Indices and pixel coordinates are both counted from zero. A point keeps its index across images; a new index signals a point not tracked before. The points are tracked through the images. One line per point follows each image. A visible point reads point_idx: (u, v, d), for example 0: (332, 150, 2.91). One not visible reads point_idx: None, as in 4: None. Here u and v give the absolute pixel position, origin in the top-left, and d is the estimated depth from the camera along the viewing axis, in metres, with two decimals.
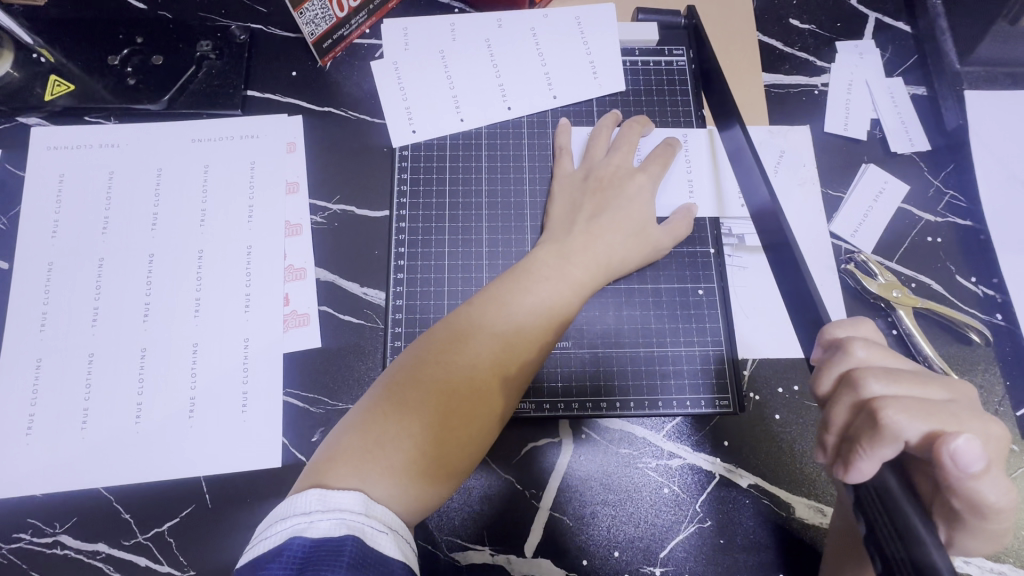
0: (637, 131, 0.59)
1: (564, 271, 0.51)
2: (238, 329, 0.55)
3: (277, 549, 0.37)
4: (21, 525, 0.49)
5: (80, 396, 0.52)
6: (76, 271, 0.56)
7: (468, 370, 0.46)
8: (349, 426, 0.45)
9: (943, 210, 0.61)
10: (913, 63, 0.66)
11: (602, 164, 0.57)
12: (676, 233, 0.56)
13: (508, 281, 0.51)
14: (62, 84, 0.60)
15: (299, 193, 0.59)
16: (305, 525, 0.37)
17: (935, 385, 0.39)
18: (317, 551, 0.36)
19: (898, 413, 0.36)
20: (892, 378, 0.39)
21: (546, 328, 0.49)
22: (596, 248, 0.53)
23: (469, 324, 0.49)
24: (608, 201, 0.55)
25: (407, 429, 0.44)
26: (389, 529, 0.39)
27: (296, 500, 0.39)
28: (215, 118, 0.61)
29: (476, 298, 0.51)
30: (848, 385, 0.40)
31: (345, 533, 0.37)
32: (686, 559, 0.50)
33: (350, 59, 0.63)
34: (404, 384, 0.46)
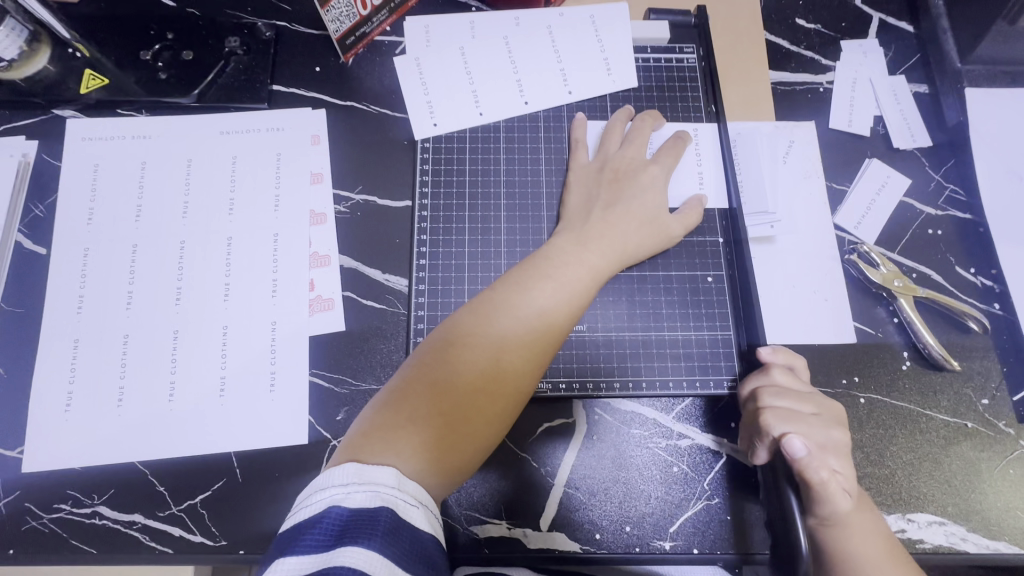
0: (649, 125, 0.61)
1: (581, 258, 0.54)
2: (266, 313, 0.57)
3: (316, 517, 0.39)
4: (61, 497, 0.52)
5: (115, 375, 0.55)
6: (111, 257, 0.58)
7: (494, 351, 0.49)
8: (380, 404, 0.47)
9: (944, 203, 0.64)
10: (916, 62, 0.69)
11: (617, 156, 0.60)
12: (687, 223, 0.58)
13: (528, 268, 0.53)
14: (96, 77, 0.63)
15: (323, 183, 0.61)
16: (343, 495, 0.39)
17: (811, 402, 0.51)
18: (354, 521, 0.38)
19: (773, 417, 0.49)
20: (785, 394, 0.51)
21: (566, 313, 0.51)
22: (611, 235, 0.55)
23: (492, 308, 0.51)
24: (622, 192, 0.57)
25: (436, 407, 0.46)
26: (420, 503, 0.41)
27: (333, 472, 0.41)
28: (243, 111, 0.64)
29: (497, 285, 0.53)
30: (753, 397, 0.52)
31: (380, 504, 0.39)
32: (695, 534, 0.52)
33: (372, 55, 0.66)
34: (432, 366, 0.48)
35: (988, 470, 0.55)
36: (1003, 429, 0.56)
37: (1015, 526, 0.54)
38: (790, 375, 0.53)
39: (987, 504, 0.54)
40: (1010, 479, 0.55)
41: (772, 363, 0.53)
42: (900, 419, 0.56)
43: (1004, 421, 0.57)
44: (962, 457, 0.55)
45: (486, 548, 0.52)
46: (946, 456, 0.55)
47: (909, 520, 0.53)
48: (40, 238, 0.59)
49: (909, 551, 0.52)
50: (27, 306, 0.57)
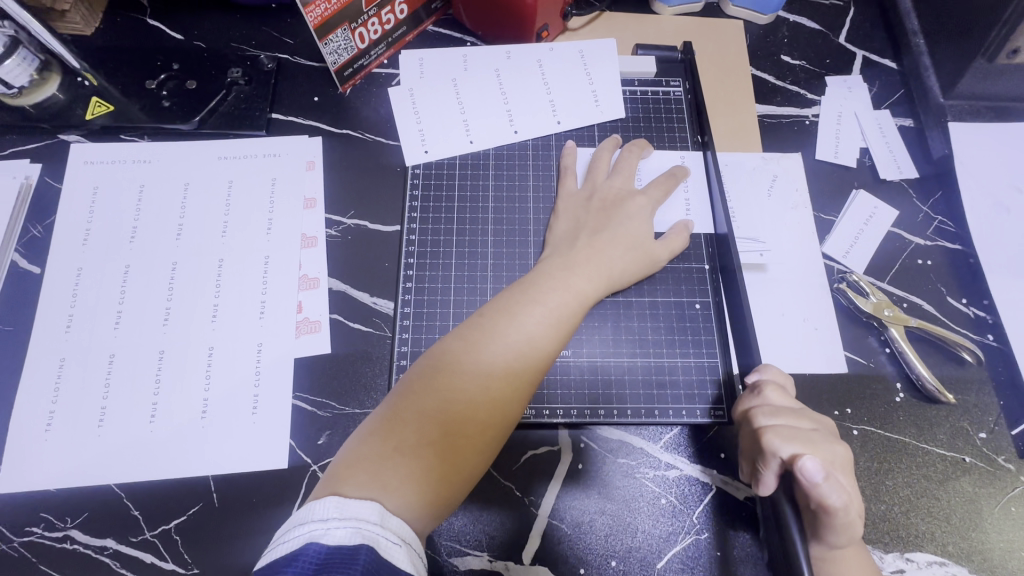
0: (637, 154, 0.62)
1: (568, 282, 0.54)
2: (252, 334, 0.57)
3: (294, 554, 0.38)
4: (33, 519, 0.51)
5: (98, 394, 0.55)
6: (103, 277, 0.59)
7: (483, 378, 0.48)
8: (364, 433, 0.46)
9: (932, 234, 0.64)
10: (900, 97, 0.71)
11: (606, 186, 0.60)
12: (672, 248, 0.58)
13: (517, 293, 0.53)
14: (102, 105, 0.65)
15: (316, 209, 0.62)
16: (322, 531, 0.38)
17: (808, 418, 0.49)
18: (333, 558, 0.37)
19: (774, 438, 0.46)
20: (782, 414, 0.48)
21: (555, 337, 0.51)
22: (598, 260, 0.55)
23: (481, 334, 0.50)
24: (609, 219, 0.58)
25: (422, 437, 0.46)
26: (402, 542, 0.40)
27: (313, 507, 0.40)
28: (242, 137, 0.65)
29: (485, 311, 0.53)
30: (748, 419, 0.50)
31: (360, 541, 0.38)
32: (683, 571, 0.50)
33: (369, 87, 0.68)
34: (419, 394, 0.48)
35: (989, 506, 0.53)
36: (1004, 464, 0.55)
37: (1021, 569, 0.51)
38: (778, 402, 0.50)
39: (990, 544, 0.52)
40: (1012, 517, 0.53)
41: (763, 383, 0.51)
42: (895, 452, 0.55)
43: (1003, 456, 0.55)
44: (962, 494, 0.54)
45: None
46: (944, 492, 0.53)
47: (908, 560, 0.51)
48: (36, 258, 0.60)
49: None
50: (16, 324, 0.57)
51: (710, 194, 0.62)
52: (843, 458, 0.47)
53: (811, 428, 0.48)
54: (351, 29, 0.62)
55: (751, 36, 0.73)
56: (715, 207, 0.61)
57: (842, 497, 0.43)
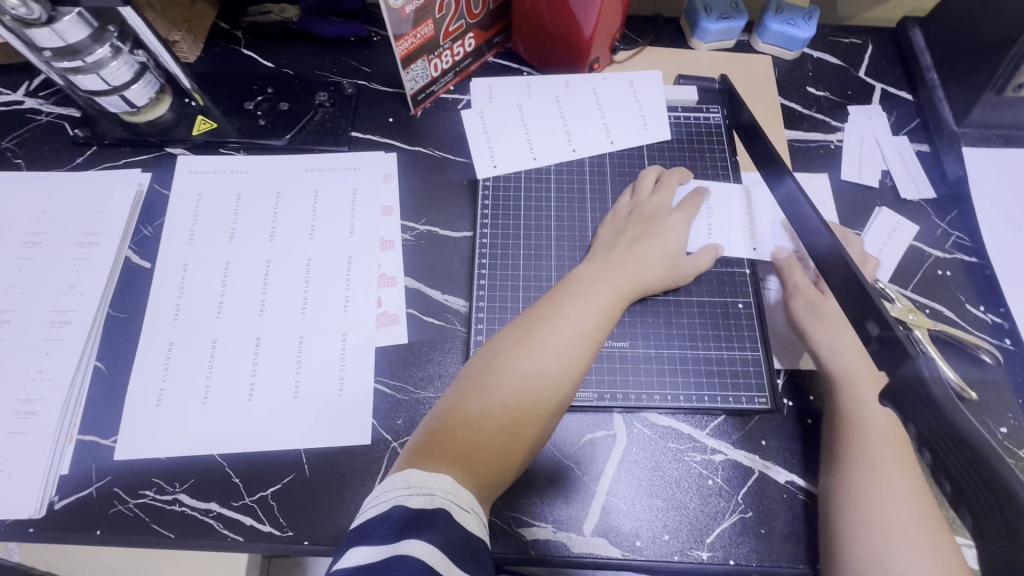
0: (677, 177, 0.70)
1: (606, 281, 0.60)
2: (338, 325, 0.64)
3: (381, 515, 0.44)
4: (146, 483, 0.57)
5: (203, 374, 0.61)
6: (205, 272, 0.66)
7: (535, 366, 0.55)
8: (436, 414, 0.54)
9: (951, 247, 0.70)
10: (916, 125, 0.78)
11: (646, 202, 0.67)
12: (701, 265, 0.65)
13: (563, 293, 0.60)
14: (205, 122, 0.74)
15: (392, 216, 0.70)
16: (403, 497, 0.45)
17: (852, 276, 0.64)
18: (416, 517, 0.43)
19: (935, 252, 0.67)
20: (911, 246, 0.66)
21: (597, 332, 0.58)
22: (633, 262, 0.62)
23: (533, 328, 0.57)
24: (649, 231, 0.65)
25: (484, 415, 0.52)
26: (471, 510, 0.46)
27: (392, 480, 0.47)
28: (326, 152, 0.74)
29: (535, 308, 0.60)
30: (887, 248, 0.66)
31: (437, 506, 0.44)
32: (731, 545, 0.55)
33: (438, 110, 0.76)
34: (480, 380, 0.55)
35: None
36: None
37: None
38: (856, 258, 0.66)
39: None
40: None
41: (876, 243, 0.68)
42: None
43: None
44: None
45: (532, 550, 0.55)
46: None
47: None
48: (147, 254, 0.68)
49: None
50: (130, 312, 0.65)
51: (800, 211, 0.57)
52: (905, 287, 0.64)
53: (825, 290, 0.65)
54: (428, 60, 0.71)
55: (780, 69, 0.81)
56: (807, 220, 0.56)
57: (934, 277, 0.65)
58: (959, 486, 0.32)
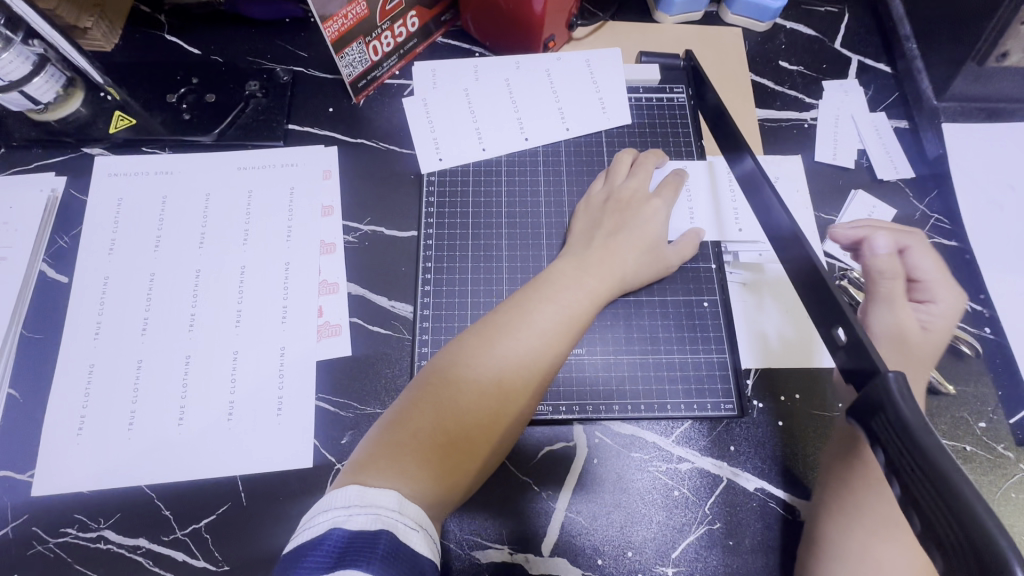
0: (653, 161, 0.64)
1: (580, 280, 0.56)
2: (275, 338, 0.59)
3: (318, 540, 0.39)
4: (67, 520, 0.52)
5: (128, 399, 0.56)
6: (128, 286, 0.61)
7: (499, 373, 0.50)
8: (386, 423, 0.48)
9: (929, 231, 0.66)
10: (894, 100, 0.73)
11: (623, 188, 0.62)
12: (683, 254, 0.60)
13: (531, 291, 0.55)
14: (124, 118, 0.68)
15: (333, 216, 0.65)
16: (345, 517, 0.40)
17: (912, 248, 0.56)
18: (354, 542, 0.38)
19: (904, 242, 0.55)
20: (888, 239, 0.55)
21: (566, 335, 0.53)
22: (611, 260, 0.57)
23: (497, 329, 0.52)
24: (625, 219, 0.60)
25: (440, 425, 0.47)
26: (420, 527, 0.42)
27: (337, 495, 0.42)
28: (260, 148, 0.68)
29: (500, 308, 0.54)
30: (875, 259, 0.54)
31: (380, 527, 0.40)
32: (698, 560, 0.52)
33: (382, 97, 0.70)
34: (438, 388, 0.49)
35: (990, 494, 0.55)
36: (1003, 452, 0.57)
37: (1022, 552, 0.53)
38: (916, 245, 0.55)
39: None
40: (1012, 502, 0.55)
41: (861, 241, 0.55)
42: None
43: (1003, 445, 0.57)
44: None
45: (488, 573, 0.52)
46: None
47: None
48: (63, 267, 0.62)
49: None
50: (46, 332, 0.59)
51: (761, 195, 0.51)
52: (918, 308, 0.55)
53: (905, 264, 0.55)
54: (365, 42, 0.64)
55: (750, 43, 0.76)
56: (771, 210, 0.49)
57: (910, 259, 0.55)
58: (927, 522, 0.30)
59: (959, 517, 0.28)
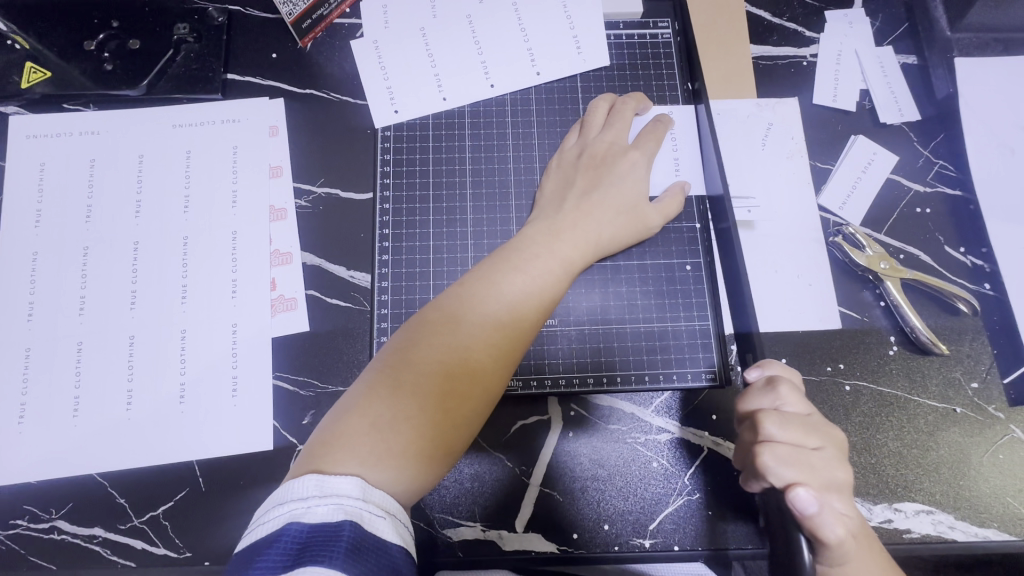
0: (631, 108, 0.58)
1: (552, 248, 0.51)
2: (225, 314, 0.55)
3: (274, 535, 0.37)
4: (17, 512, 0.50)
5: (70, 384, 0.52)
6: (61, 261, 0.55)
7: (465, 353, 0.46)
8: (343, 410, 0.44)
9: (933, 180, 0.61)
10: (904, 31, 0.65)
11: (597, 141, 0.56)
12: (666, 212, 0.55)
13: (499, 260, 0.50)
14: (38, 71, 0.60)
15: (282, 177, 0.58)
16: (303, 510, 0.37)
17: (818, 434, 0.43)
18: (315, 536, 0.36)
19: (780, 415, 0.43)
20: (792, 421, 0.43)
21: (537, 307, 0.48)
22: (585, 224, 0.52)
23: (462, 303, 0.48)
24: (600, 177, 0.54)
25: (401, 411, 0.43)
26: (387, 513, 0.39)
27: (293, 485, 0.39)
28: (196, 102, 0.60)
29: (466, 279, 0.50)
30: (752, 421, 0.44)
31: (342, 517, 0.37)
32: (676, 531, 0.51)
33: (330, 40, 0.62)
34: (398, 369, 0.45)
35: (977, 456, 0.53)
36: (993, 413, 0.55)
37: (1005, 512, 0.52)
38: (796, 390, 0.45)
39: (977, 491, 0.53)
40: (998, 464, 0.53)
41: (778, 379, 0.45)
42: (886, 405, 0.54)
43: (994, 405, 0.55)
44: (949, 444, 0.54)
45: (461, 550, 0.50)
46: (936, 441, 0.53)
47: (896, 510, 0.52)
48: None
49: (894, 541, 0.51)
50: None
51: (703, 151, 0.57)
52: (843, 483, 0.43)
53: (816, 447, 0.43)
54: None
55: None
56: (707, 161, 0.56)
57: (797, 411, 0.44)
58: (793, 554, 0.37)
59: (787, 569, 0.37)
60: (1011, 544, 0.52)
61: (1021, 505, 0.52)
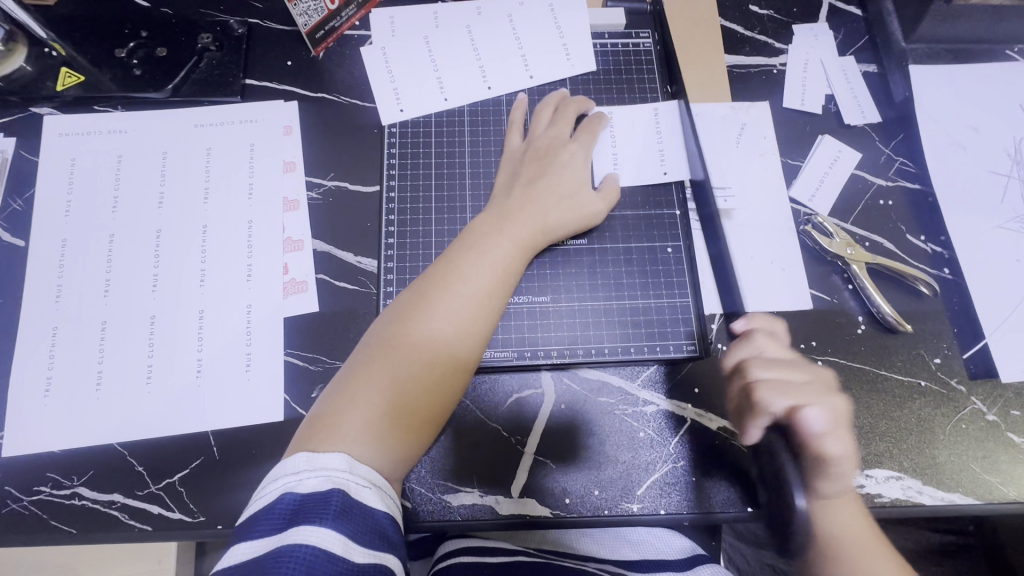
0: (573, 108, 0.63)
1: (507, 230, 0.55)
2: (240, 295, 0.59)
3: (271, 505, 0.40)
4: (41, 479, 0.53)
5: (94, 360, 0.56)
6: (88, 247, 0.60)
7: (432, 330, 0.50)
8: (327, 396, 0.48)
9: (894, 174, 0.66)
10: (864, 43, 0.72)
11: (541, 136, 0.62)
12: (608, 199, 0.60)
13: (460, 247, 0.55)
14: (72, 75, 0.65)
15: (296, 172, 0.63)
16: (294, 482, 0.41)
17: (799, 368, 0.55)
18: (306, 503, 0.40)
19: (760, 361, 0.56)
20: (774, 364, 0.55)
21: (497, 284, 0.53)
22: (536, 206, 0.57)
23: (427, 289, 0.52)
24: (544, 167, 0.59)
25: (377, 389, 0.47)
26: (373, 484, 0.43)
27: (286, 462, 0.43)
28: (216, 104, 0.66)
29: (431, 269, 0.54)
30: (740, 368, 0.56)
31: (330, 486, 0.41)
32: (661, 496, 0.54)
33: (341, 49, 0.68)
34: (373, 354, 0.49)
35: (942, 426, 0.57)
36: (956, 387, 0.59)
37: (970, 478, 0.56)
38: (772, 338, 0.59)
39: (942, 458, 0.56)
40: (962, 433, 0.57)
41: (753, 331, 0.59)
42: (856, 379, 0.58)
43: (956, 379, 0.59)
44: (915, 415, 0.58)
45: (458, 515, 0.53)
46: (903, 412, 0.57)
47: (868, 476, 0.55)
48: (19, 232, 0.61)
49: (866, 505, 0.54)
50: (5, 298, 0.58)
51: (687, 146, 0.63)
52: (837, 409, 0.56)
53: (802, 380, 0.54)
54: None
55: None
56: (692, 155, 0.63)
57: (777, 352, 0.57)
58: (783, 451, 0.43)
59: None
60: (976, 508, 0.55)
61: (984, 471, 0.56)
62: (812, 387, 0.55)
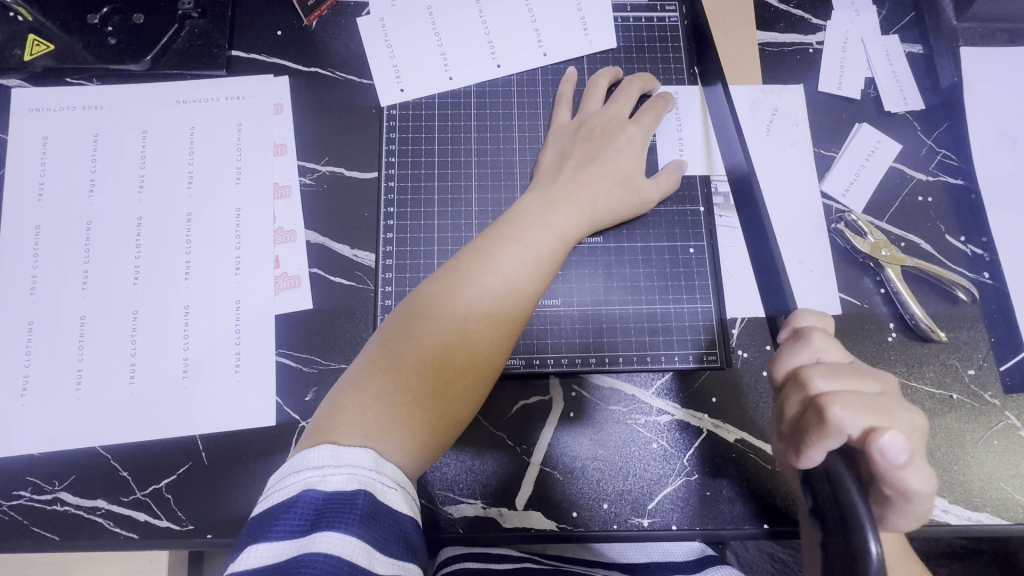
0: (637, 87, 0.58)
1: (547, 219, 0.51)
2: (228, 291, 0.55)
3: (289, 502, 0.36)
4: (20, 483, 0.50)
5: (73, 357, 0.52)
6: (64, 235, 0.55)
7: (465, 323, 0.46)
8: (346, 385, 0.44)
9: (935, 168, 0.61)
10: (911, 19, 0.65)
11: (595, 116, 0.57)
12: (663, 188, 0.56)
13: (493, 234, 0.50)
14: (41, 43, 0.59)
15: (287, 155, 0.58)
16: (318, 478, 0.37)
17: (871, 380, 0.40)
18: (330, 504, 0.35)
19: (828, 373, 0.40)
20: (841, 377, 0.40)
21: (535, 278, 0.49)
22: (580, 196, 0.53)
23: (458, 277, 0.48)
24: (597, 150, 0.55)
25: (404, 384, 0.43)
26: (398, 485, 0.39)
27: (307, 453, 0.38)
28: (200, 78, 0.60)
29: (462, 255, 0.49)
30: (797, 380, 0.41)
31: (357, 487, 0.37)
32: (674, 510, 0.51)
33: (337, 18, 0.62)
34: (399, 343, 0.45)
35: (971, 441, 0.54)
36: (989, 400, 0.55)
37: (998, 497, 0.53)
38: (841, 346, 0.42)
39: (970, 476, 0.53)
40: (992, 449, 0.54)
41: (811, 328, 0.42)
42: None
43: (990, 392, 0.55)
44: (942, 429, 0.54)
45: (461, 527, 0.51)
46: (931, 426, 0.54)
47: None
48: None
49: None
50: None
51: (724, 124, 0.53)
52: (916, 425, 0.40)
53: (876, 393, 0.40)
54: None
55: None
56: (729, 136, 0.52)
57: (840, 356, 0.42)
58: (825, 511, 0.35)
59: (848, 523, 0.33)
60: (1003, 528, 0.52)
61: (1015, 491, 0.53)
62: (901, 416, 0.39)
